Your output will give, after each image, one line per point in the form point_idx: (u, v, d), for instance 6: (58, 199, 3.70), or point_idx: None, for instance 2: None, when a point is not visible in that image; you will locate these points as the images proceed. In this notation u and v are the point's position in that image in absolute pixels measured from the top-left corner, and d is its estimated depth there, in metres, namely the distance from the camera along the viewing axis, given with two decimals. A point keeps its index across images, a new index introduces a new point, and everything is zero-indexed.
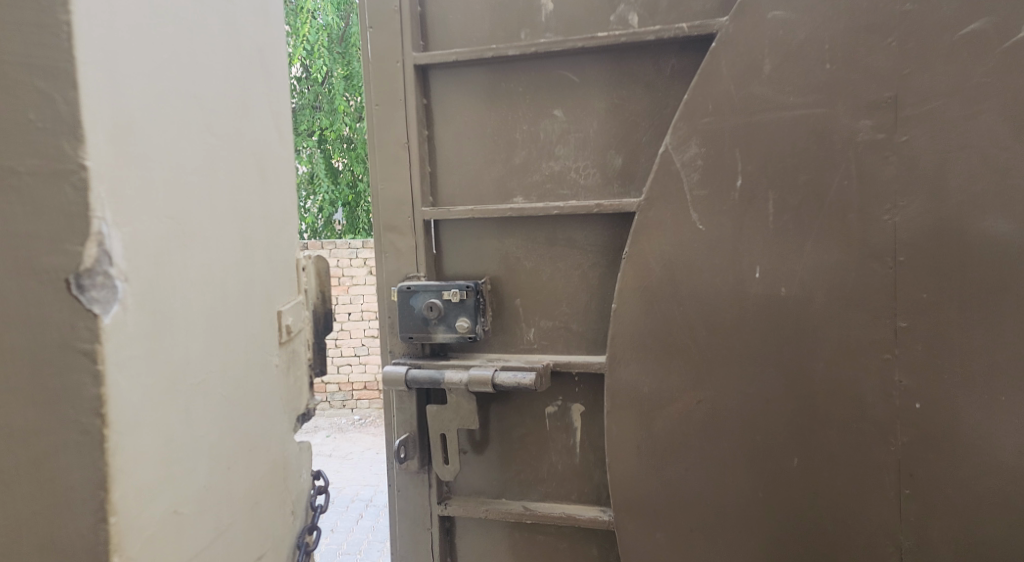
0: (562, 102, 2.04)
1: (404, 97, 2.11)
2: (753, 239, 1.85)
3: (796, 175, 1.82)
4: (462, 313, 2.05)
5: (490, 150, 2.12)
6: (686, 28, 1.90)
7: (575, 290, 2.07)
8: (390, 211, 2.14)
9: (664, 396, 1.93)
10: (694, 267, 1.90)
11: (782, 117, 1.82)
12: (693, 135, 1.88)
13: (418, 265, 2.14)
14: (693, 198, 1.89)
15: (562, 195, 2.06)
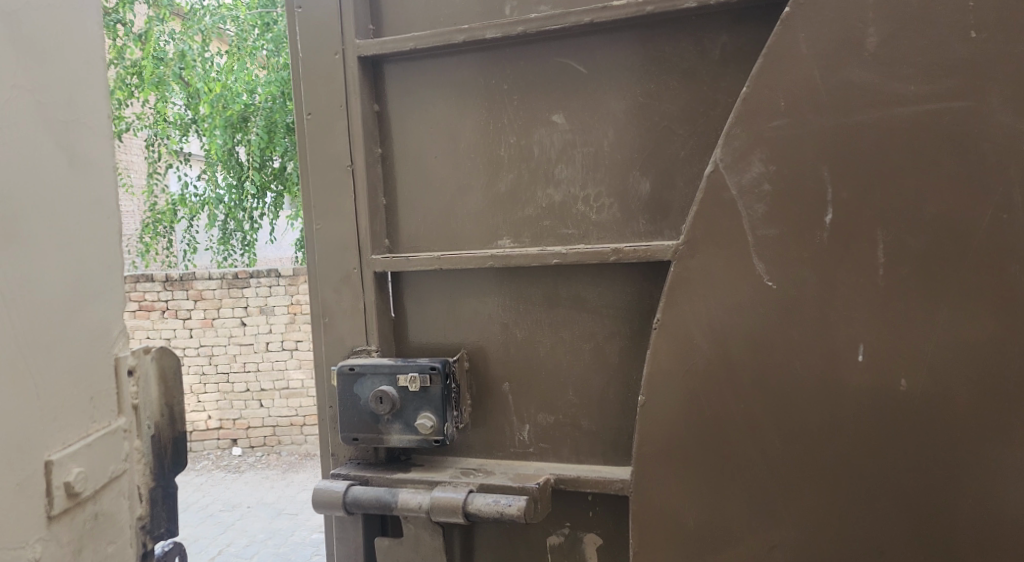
0: (564, 103, 1.43)
1: (347, 100, 1.52)
2: (855, 304, 1.23)
3: (923, 207, 1.19)
4: (424, 406, 1.45)
5: (465, 173, 1.51)
6: None
7: (586, 372, 1.45)
8: (330, 259, 1.55)
9: (721, 532, 1.32)
10: (763, 344, 1.29)
11: (898, 118, 1.19)
12: (758, 148, 1.27)
13: (369, 337, 1.54)
14: (757, 241, 1.28)
15: (565, 236, 1.45)
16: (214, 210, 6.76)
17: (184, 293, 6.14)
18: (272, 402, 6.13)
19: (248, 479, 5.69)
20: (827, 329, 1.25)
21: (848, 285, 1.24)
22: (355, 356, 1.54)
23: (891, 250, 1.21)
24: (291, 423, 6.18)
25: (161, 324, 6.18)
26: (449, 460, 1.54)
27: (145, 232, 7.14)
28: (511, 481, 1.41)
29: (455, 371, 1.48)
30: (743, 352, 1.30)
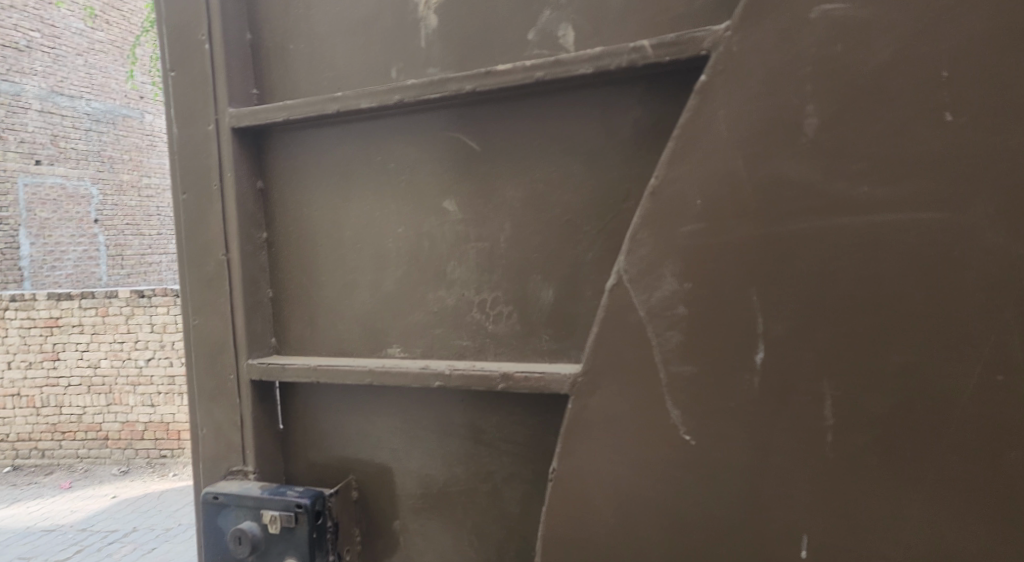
0: (455, 187, 1.14)
1: (220, 177, 1.27)
2: (796, 483, 0.89)
3: (888, 356, 0.84)
4: (288, 551, 1.20)
5: (350, 266, 1.24)
6: (649, 49, 0.96)
7: (482, 519, 1.17)
8: (206, 365, 1.32)
9: None
10: (680, 524, 0.96)
11: (851, 231, 0.85)
12: (671, 260, 0.95)
13: (245, 455, 1.30)
14: (672, 383, 0.96)
15: (459, 350, 1.16)
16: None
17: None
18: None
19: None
20: (759, 511, 0.91)
21: (787, 456, 0.89)
22: (228, 480, 1.30)
23: (845, 414, 0.86)
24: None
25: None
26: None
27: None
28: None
29: (332, 507, 1.22)
30: (653, 526, 0.97)
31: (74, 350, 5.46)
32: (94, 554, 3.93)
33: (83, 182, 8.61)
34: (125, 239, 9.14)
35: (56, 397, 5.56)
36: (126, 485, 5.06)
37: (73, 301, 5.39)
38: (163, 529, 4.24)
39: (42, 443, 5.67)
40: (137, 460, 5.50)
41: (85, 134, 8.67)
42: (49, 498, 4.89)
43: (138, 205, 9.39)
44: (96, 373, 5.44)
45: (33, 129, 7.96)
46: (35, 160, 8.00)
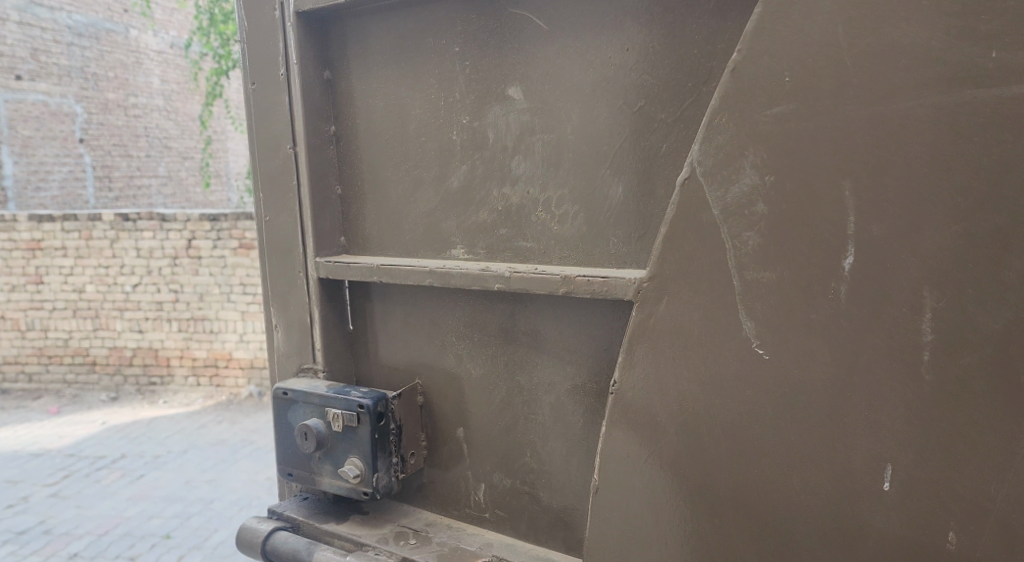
0: (520, 71, 1.05)
1: (284, 67, 1.22)
2: (886, 407, 0.77)
3: (1007, 262, 0.70)
4: (353, 450, 1.17)
5: (415, 161, 1.17)
6: None
7: (546, 432, 1.10)
8: (275, 263, 1.30)
9: None
10: (751, 449, 0.85)
11: (972, 110, 0.70)
12: (749, 149, 0.83)
13: (314, 355, 1.28)
14: (745, 289, 0.85)
15: (522, 251, 1.08)
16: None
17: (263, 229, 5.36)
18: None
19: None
20: (838, 435, 0.79)
21: (878, 375, 0.77)
22: (299, 377, 1.29)
23: (948, 331, 0.73)
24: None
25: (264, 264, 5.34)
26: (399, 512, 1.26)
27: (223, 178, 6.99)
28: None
29: (396, 410, 1.18)
30: (717, 449, 0.87)
31: (58, 274, 5.64)
32: (82, 479, 4.12)
33: (66, 99, 8.20)
34: (113, 161, 8.76)
35: (41, 321, 5.75)
36: (116, 414, 5.26)
37: (56, 223, 5.55)
38: (151, 456, 4.44)
39: (28, 366, 5.85)
40: (126, 386, 5.73)
41: (67, 49, 8.18)
42: (38, 423, 5.09)
43: (124, 125, 8.87)
44: (82, 297, 5.65)
45: (11, 42, 7.52)
46: (15, 75, 7.61)
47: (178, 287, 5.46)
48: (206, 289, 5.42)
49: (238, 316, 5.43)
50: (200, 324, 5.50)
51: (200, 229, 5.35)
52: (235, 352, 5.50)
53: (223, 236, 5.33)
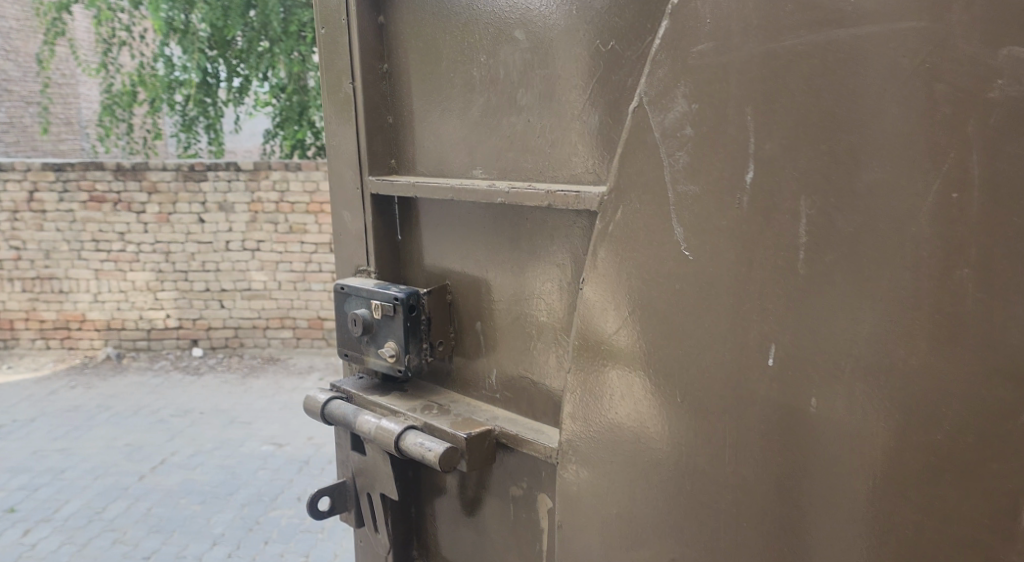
0: (524, 16, 1.23)
1: (345, 15, 1.45)
2: (772, 295, 0.93)
3: (863, 171, 0.85)
4: (390, 335, 1.42)
5: (447, 95, 1.38)
6: None
7: (539, 327, 1.30)
8: (338, 181, 1.55)
9: (628, 529, 1.12)
10: (677, 334, 1.03)
11: (836, 45, 0.85)
12: (682, 81, 0.99)
13: (368, 259, 1.53)
14: (678, 200, 1.01)
15: (526, 170, 1.27)
16: (182, 93, 7.48)
17: (138, 183, 6.63)
18: (232, 304, 6.80)
19: (206, 383, 6.30)
20: (738, 320, 0.97)
21: (767, 270, 0.93)
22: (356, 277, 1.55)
23: (820, 230, 0.88)
24: (253, 326, 6.83)
25: (113, 217, 6.68)
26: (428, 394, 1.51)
27: (107, 120, 7.86)
28: (447, 425, 1.33)
29: (426, 303, 1.42)
30: (650, 332, 1.06)
31: None
32: None
33: None
34: None
35: None
36: None
37: None
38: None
39: None
40: None
41: None
42: None
43: None
44: None
45: None
46: None
47: (20, 244, 6.77)
48: (51, 244, 6.76)
49: (91, 275, 6.81)
50: (47, 284, 6.85)
51: (41, 180, 6.65)
52: (88, 314, 6.90)
53: (70, 189, 6.64)
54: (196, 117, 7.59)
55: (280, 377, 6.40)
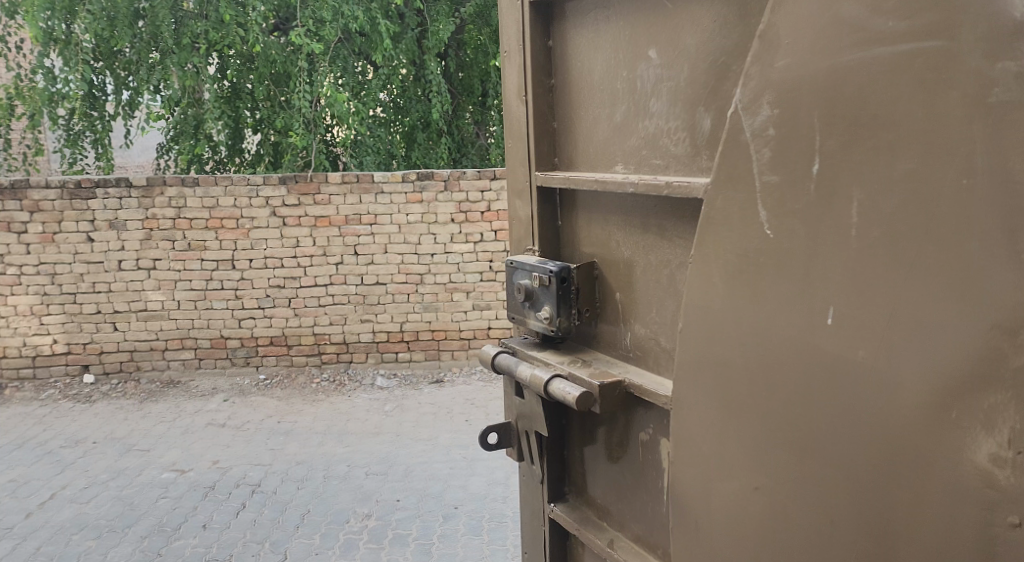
0: (652, 47, 1.85)
1: (524, 43, 2.26)
2: (830, 262, 1.32)
3: (898, 166, 1.22)
4: (548, 301, 2.14)
5: (597, 102, 2.08)
6: None
7: (665, 298, 1.86)
8: (519, 170, 2.35)
9: (726, 437, 1.55)
10: (762, 292, 1.45)
11: (875, 66, 1.24)
12: (768, 93, 1.41)
13: (535, 240, 2.30)
14: (765, 185, 1.43)
15: (653, 166, 1.87)
16: (72, 112, 9.93)
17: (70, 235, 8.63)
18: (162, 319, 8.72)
19: (103, 410, 8.94)
20: (807, 283, 1.36)
21: (827, 245, 1.33)
22: (527, 257, 2.28)
23: (867, 213, 1.26)
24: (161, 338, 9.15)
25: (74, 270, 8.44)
26: (577, 349, 2.20)
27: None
28: (585, 372, 1.98)
29: (575, 277, 2.12)
30: (744, 288, 1.48)
31: None
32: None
33: None
34: None
35: None
36: None
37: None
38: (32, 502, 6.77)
39: None
40: None
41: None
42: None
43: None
44: None
45: None
46: None
47: None
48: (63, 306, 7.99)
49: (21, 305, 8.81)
50: None
51: None
52: None
53: None
54: (85, 129, 10.08)
55: (179, 401, 9.09)
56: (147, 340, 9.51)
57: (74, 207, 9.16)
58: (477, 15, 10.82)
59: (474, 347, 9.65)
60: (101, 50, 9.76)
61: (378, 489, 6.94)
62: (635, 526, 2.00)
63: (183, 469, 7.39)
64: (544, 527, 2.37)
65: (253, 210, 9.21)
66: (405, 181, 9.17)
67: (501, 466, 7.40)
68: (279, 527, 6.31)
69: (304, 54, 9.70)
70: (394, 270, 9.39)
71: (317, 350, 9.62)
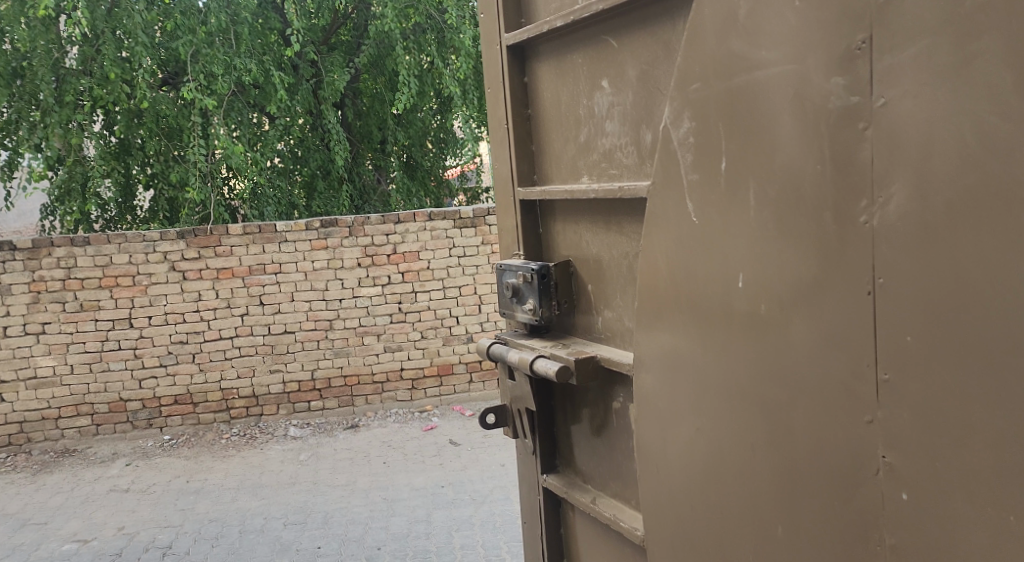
0: (604, 78, 2.29)
1: (504, 80, 2.67)
2: (736, 237, 1.82)
3: (776, 160, 1.70)
4: (532, 296, 2.62)
5: (564, 128, 2.50)
6: None
7: (627, 285, 2.32)
8: (504, 190, 2.78)
9: (677, 380, 2.05)
10: (691, 267, 1.96)
11: (753, 85, 1.73)
12: (685, 110, 1.94)
13: (519, 246, 2.73)
14: (690, 183, 1.95)
15: (611, 177, 2.31)
16: None
17: None
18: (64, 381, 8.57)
19: None
20: (723, 256, 1.87)
21: (733, 226, 1.83)
22: (512, 259, 2.74)
23: (759, 199, 1.75)
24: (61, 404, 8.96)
25: None
26: (558, 337, 2.62)
27: None
28: (563, 351, 2.47)
29: (553, 272, 2.59)
30: (678, 264, 2.01)
31: None
32: None
33: None
34: None
35: None
36: None
37: None
38: None
39: None
40: None
41: None
42: None
43: None
44: None
45: None
46: None
47: None
48: None
49: None
50: None
51: None
52: None
53: None
54: None
55: (75, 470, 8.80)
56: (38, 408, 9.20)
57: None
58: (371, 65, 11.14)
59: (387, 390, 9.81)
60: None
61: (298, 538, 6.99)
62: (615, 485, 2.49)
63: (86, 539, 7.20)
64: (538, 498, 2.84)
65: (150, 266, 9.13)
66: (309, 229, 9.31)
67: (420, 504, 7.58)
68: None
69: (197, 108, 9.62)
70: (302, 317, 9.47)
71: (225, 406, 9.52)
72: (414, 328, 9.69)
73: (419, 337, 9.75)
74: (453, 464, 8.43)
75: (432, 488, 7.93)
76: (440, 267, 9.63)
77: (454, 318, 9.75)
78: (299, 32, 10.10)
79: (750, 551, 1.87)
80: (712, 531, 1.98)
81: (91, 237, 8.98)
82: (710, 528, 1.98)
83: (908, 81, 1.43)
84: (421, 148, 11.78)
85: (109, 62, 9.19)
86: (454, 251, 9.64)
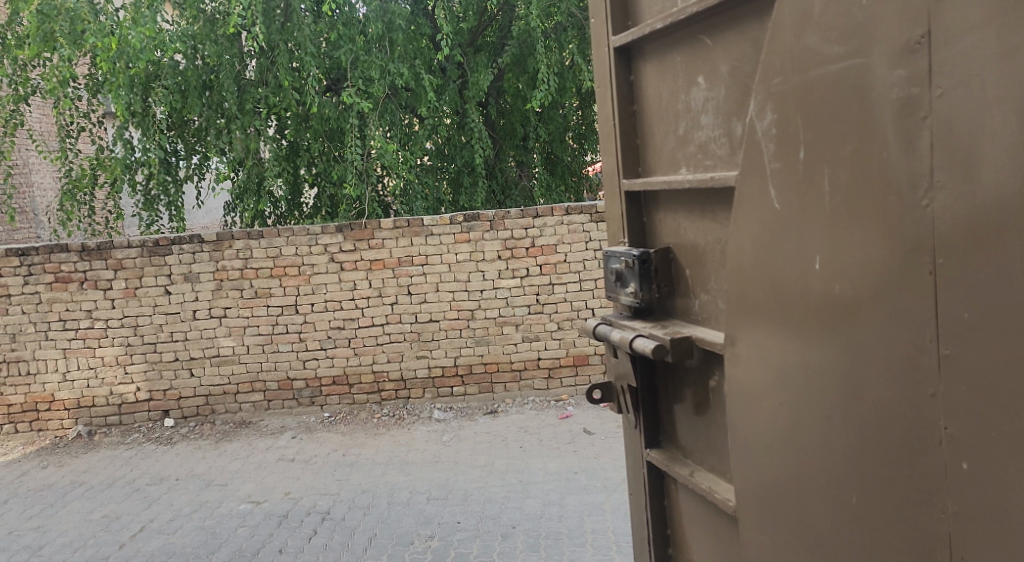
0: (700, 75, 2.44)
1: (611, 80, 2.86)
2: (811, 224, 1.95)
3: (846, 148, 1.83)
4: (633, 279, 2.81)
5: (665, 123, 2.67)
6: None
7: (719, 270, 2.45)
8: (611, 182, 2.97)
9: (762, 358, 2.18)
10: (772, 253, 2.09)
11: (826, 80, 1.87)
12: (767, 104, 2.07)
13: (625, 234, 2.91)
14: (772, 171, 2.07)
15: (705, 168, 2.45)
16: (147, 174, 10.71)
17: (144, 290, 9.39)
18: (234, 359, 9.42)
19: (181, 449, 9.56)
20: (800, 240, 1.99)
21: (809, 213, 1.96)
22: (615, 247, 2.92)
23: (832, 185, 1.88)
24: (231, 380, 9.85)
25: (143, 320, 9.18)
26: (661, 319, 2.78)
27: (70, 204, 11.08)
28: (660, 330, 2.65)
29: (653, 257, 2.77)
30: (761, 248, 2.13)
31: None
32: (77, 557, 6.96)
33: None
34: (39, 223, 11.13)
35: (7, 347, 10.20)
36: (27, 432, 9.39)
37: None
38: (121, 534, 7.36)
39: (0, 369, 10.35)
40: (38, 384, 10.28)
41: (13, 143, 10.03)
42: (47, 491, 8.64)
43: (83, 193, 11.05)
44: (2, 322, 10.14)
45: None
46: None
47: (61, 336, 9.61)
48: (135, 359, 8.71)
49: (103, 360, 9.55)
50: (88, 338, 10.11)
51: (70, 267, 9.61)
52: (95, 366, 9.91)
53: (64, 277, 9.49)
54: (161, 192, 10.87)
55: (247, 440, 9.67)
56: (220, 384, 10.15)
57: (154, 262, 9.92)
58: (514, 64, 11.48)
59: (525, 378, 10.13)
60: (174, 119, 10.60)
61: (440, 512, 7.41)
62: (712, 458, 2.63)
63: (257, 500, 7.95)
64: (644, 470, 3.01)
65: (313, 257, 9.87)
66: (453, 223, 9.76)
67: (555, 488, 7.85)
68: (349, 549, 6.79)
69: (355, 112, 10.23)
70: (446, 307, 9.94)
71: (376, 388, 10.16)
72: (551, 319, 9.96)
73: (556, 328, 10.01)
74: (587, 452, 8.64)
75: (567, 473, 8.17)
76: (576, 260, 9.86)
77: (590, 309, 9.97)
78: (448, 36, 10.56)
79: (826, 517, 1.98)
80: (793, 501, 2.09)
81: (264, 231, 9.79)
82: (791, 497, 2.10)
83: (960, 73, 1.56)
84: (563, 145, 12.05)
85: (282, 72, 10.03)
86: (590, 245, 9.86)
